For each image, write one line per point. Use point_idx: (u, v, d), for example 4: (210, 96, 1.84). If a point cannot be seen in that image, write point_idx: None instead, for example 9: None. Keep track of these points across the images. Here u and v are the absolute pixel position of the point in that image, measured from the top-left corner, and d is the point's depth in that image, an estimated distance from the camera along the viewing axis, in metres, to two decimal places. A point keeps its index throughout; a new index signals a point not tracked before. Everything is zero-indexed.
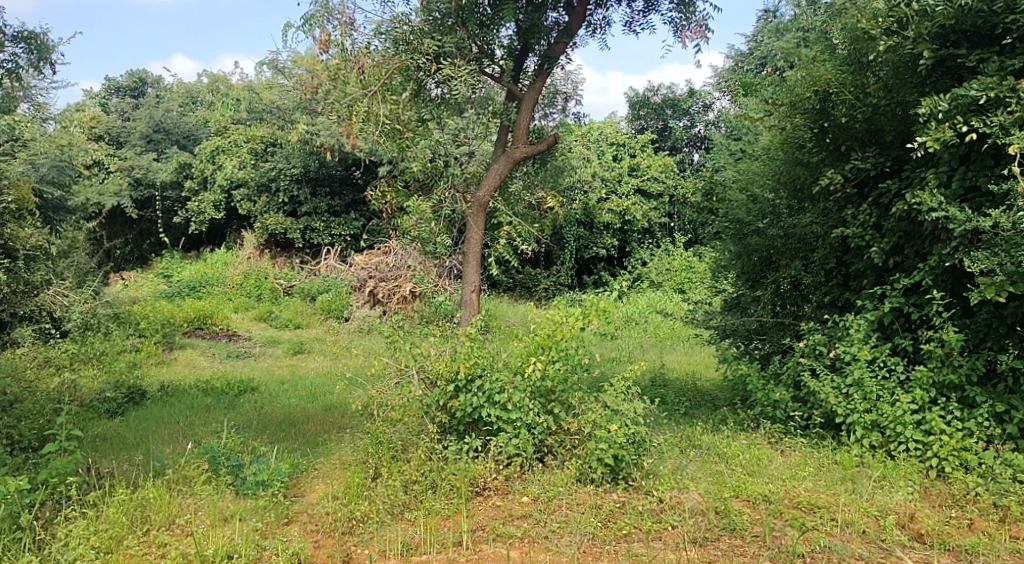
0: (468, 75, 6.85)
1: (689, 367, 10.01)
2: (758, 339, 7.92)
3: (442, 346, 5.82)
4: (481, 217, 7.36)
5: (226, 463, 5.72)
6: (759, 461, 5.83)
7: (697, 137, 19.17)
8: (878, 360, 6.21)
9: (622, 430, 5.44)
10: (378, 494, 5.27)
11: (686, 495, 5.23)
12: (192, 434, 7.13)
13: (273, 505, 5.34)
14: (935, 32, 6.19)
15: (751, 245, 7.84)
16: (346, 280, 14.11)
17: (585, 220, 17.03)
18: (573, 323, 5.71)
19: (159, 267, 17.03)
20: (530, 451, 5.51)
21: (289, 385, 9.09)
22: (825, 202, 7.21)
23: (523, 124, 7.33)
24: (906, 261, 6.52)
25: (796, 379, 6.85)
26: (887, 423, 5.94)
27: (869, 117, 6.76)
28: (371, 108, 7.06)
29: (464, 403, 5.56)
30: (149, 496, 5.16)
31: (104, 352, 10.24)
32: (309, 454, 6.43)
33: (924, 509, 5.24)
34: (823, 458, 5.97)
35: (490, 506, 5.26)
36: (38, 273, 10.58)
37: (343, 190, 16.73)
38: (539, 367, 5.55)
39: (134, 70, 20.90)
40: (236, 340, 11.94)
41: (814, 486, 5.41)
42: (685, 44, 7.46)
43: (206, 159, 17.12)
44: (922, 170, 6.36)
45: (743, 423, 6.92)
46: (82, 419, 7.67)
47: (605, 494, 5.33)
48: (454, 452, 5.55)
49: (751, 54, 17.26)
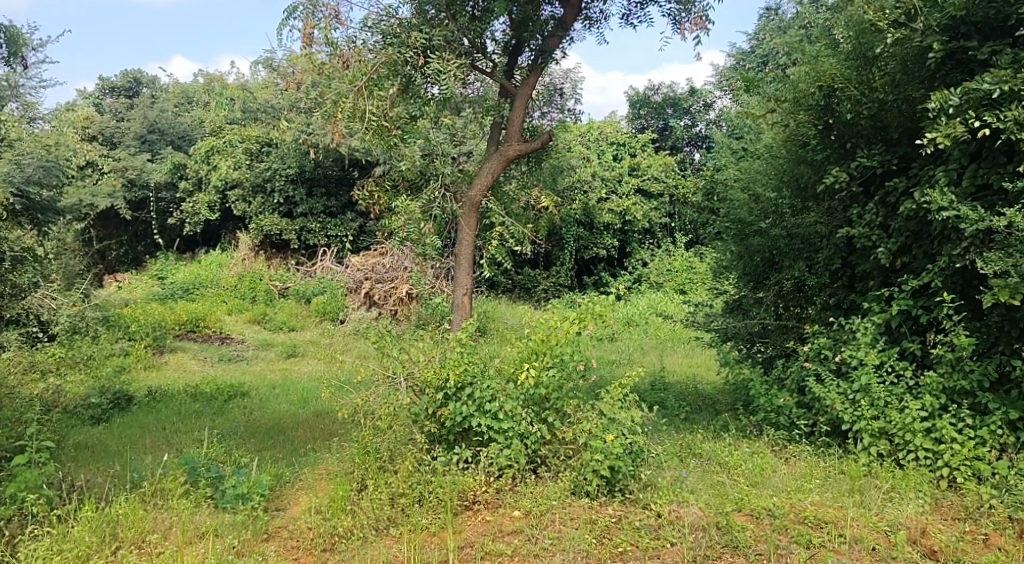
0: (456, 70, 6.60)
1: (690, 370, 9.78)
2: (761, 342, 7.72)
3: (432, 351, 5.55)
4: (472, 217, 7.13)
5: (206, 475, 5.47)
6: (763, 471, 5.57)
7: (698, 136, 18.92)
8: (885, 364, 5.98)
9: (619, 440, 5.18)
10: (363, 509, 5.05)
11: (686, 509, 4.96)
12: (175, 442, 6.89)
13: (252, 520, 5.12)
14: (945, 24, 5.96)
15: (754, 246, 7.64)
16: (342, 282, 13.89)
17: (585, 220, 16.73)
18: (568, 327, 5.47)
19: (153, 269, 16.80)
20: (523, 461, 5.27)
21: (281, 390, 8.84)
22: (829, 201, 6.99)
23: (517, 122, 7.09)
24: (914, 262, 6.30)
25: (801, 384, 6.61)
26: (896, 431, 5.69)
27: (876, 113, 6.52)
28: (357, 105, 6.84)
29: (454, 412, 5.33)
30: (121, 512, 4.95)
31: (92, 356, 10.01)
32: (294, 463, 6.19)
33: (936, 524, 4.99)
34: (829, 468, 5.72)
35: (479, 521, 5.00)
36: (25, 276, 9.89)
37: (339, 191, 16.48)
38: (532, 375, 5.30)
39: (129, 70, 20.69)
40: (228, 342, 11.70)
41: (820, 499, 5.13)
42: (685, 36, 7.18)
43: (201, 159, 16.82)
44: (931, 168, 6.12)
45: (745, 430, 6.70)
46: (64, 427, 7.42)
47: (601, 508, 5.06)
48: (443, 463, 5.29)
49: (753, 52, 17.05)
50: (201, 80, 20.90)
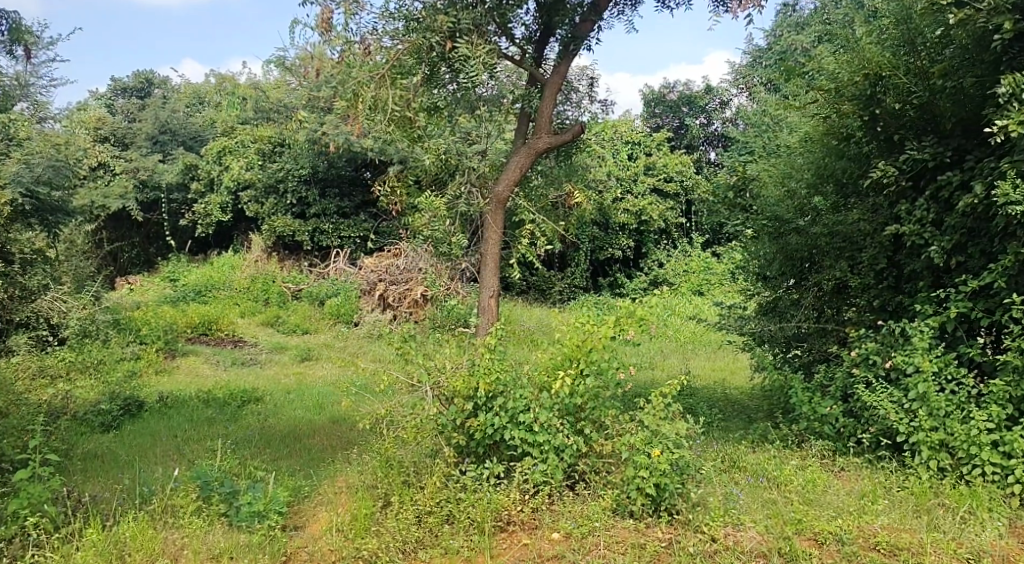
0: (485, 55, 6.20)
1: (715, 375, 9.40)
2: (799, 346, 7.43)
3: (459, 358, 5.19)
4: (499, 215, 6.74)
5: (219, 490, 5.12)
6: (817, 486, 5.18)
7: (714, 135, 18.51)
8: (942, 371, 5.60)
9: (666, 456, 4.75)
10: (388, 528, 4.70)
11: (743, 534, 4.59)
12: (186, 452, 6.55)
13: (268, 540, 4.77)
14: (1013, 3, 5.56)
15: (791, 245, 7.27)
16: (356, 284, 13.57)
17: (601, 221, 16.32)
18: (605, 332, 5.08)
19: (165, 270, 16.50)
20: (559, 478, 4.90)
21: (295, 395, 8.50)
22: (876, 197, 6.62)
23: (546, 113, 6.71)
24: (971, 261, 5.93)
25: (846, 391, 6.24)
26: (958, 443, 5.32)
27: (926, 102, 6.18)
28: (379, 94, 6.46)
29: (485, 424, 4.96)
30: (129, 532, 4.64)
31: (102, 360, 9.66)
32: (312, 475, 5.84)
33: (1018, 550, 4.59)
34: (889, 485, 5.32)
35: (517, 544, 4.63)
36: (36, 278, 9.95)
37: (352, 192, 16.14)
38: (567, 383, 4.94)
39: (140, 70, 20.46)
40: (242, 346, 11.35)
41: (889, 522, 4.72)
42: (737, 16, 6.72)
43: (212, 160, 16.49)
44: (992, 160, 5.74)
45: (788, 440, 6.31)
46: (72, 436, 7.09)
47: (648, 531, 4.67)
48: (473, 479, 4.94)
49: (772, 49, 16.74)
50: (212, 80, 20.62)
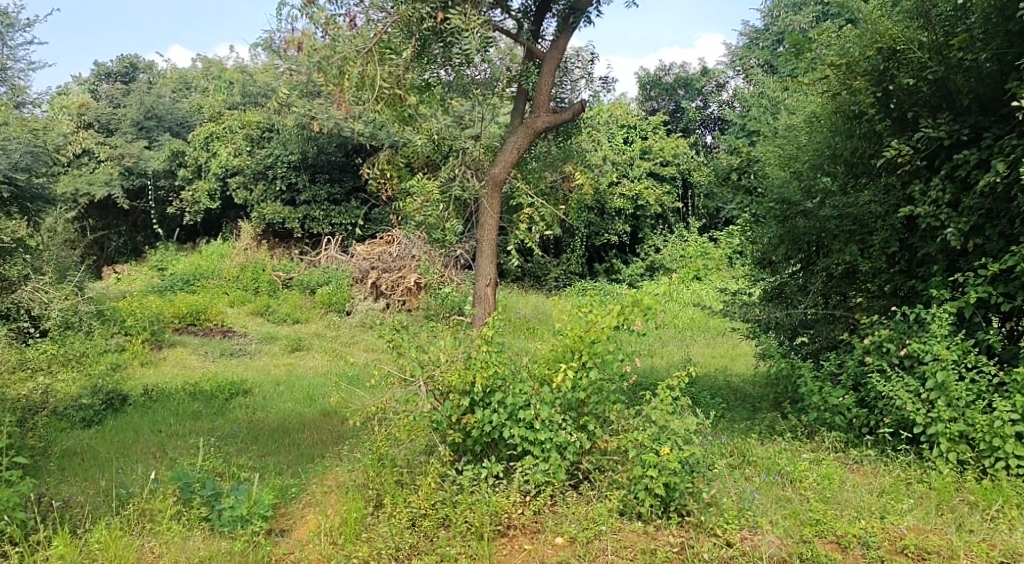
0: (479, 28, 5.88)
1: (717, 362, 9.14)
2: (805, 333, 7.12)
3: (454, 350, 4.86)
4: (496, 198, 6.41)
5: (201, 493, 4.80)
6: (833, 483, 4.90)
7: (712, 118, 18.17)
8: (962, 359, 5.31)
9: (675, 454, 4.49)
10: (380, 534, 4.42)
11: (760, 538, 4.35)
12: (168, 450, 6.22)
13: (253, 547, 4.48)
14: None
15: (800, 228, 6.95)
16: (348, 272, 13.19)
17: (597, 206, 15.99)
18: (609, 322, 4.76)
19: (153, 259, 16.13)
20: (562, 477, 4.61)
21: (285, 387, 8.20)
22: (888, 178, 6.30)
23: (544, 91, 6.38)
24: (989, 243, 5.65)
25: (859, 380, 5.94)
26: (979, 435, 5.05)
27: (943, 77, 5.87)
28: (367, 71, 6.11)
29: (482, 420, 4.65)
30: (101, 542, 4.33)
31: (85, 353, 9.31)
32: (301, 473, 5.54)
33: None
34: (908, 480, 5.05)
35: (518, 550, 4.36)
36: (16, 268, 9.68)
37: (342, 177, 15.76)
38: (569, 377, 4.65)
39: (124, 54, 19.97)
40: (230, 336, 11.02)
41: (915, 524, 4.46)
42: None
43: (200, 146, 15.95)
44: (1013, 136, 5.45)
45: (798, 431, 6.01)
46: (51, 432, 6.75)
47: (658, 534, 4.41)
48: (470, 479, 4.65)
49: (770, 30, 16.40)
50: (199, 64, 20.14)
